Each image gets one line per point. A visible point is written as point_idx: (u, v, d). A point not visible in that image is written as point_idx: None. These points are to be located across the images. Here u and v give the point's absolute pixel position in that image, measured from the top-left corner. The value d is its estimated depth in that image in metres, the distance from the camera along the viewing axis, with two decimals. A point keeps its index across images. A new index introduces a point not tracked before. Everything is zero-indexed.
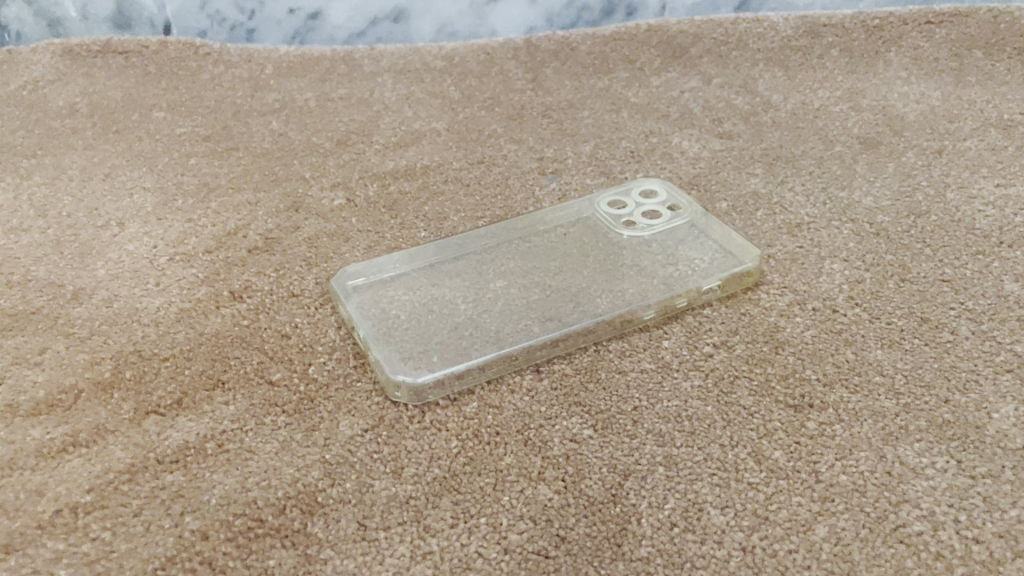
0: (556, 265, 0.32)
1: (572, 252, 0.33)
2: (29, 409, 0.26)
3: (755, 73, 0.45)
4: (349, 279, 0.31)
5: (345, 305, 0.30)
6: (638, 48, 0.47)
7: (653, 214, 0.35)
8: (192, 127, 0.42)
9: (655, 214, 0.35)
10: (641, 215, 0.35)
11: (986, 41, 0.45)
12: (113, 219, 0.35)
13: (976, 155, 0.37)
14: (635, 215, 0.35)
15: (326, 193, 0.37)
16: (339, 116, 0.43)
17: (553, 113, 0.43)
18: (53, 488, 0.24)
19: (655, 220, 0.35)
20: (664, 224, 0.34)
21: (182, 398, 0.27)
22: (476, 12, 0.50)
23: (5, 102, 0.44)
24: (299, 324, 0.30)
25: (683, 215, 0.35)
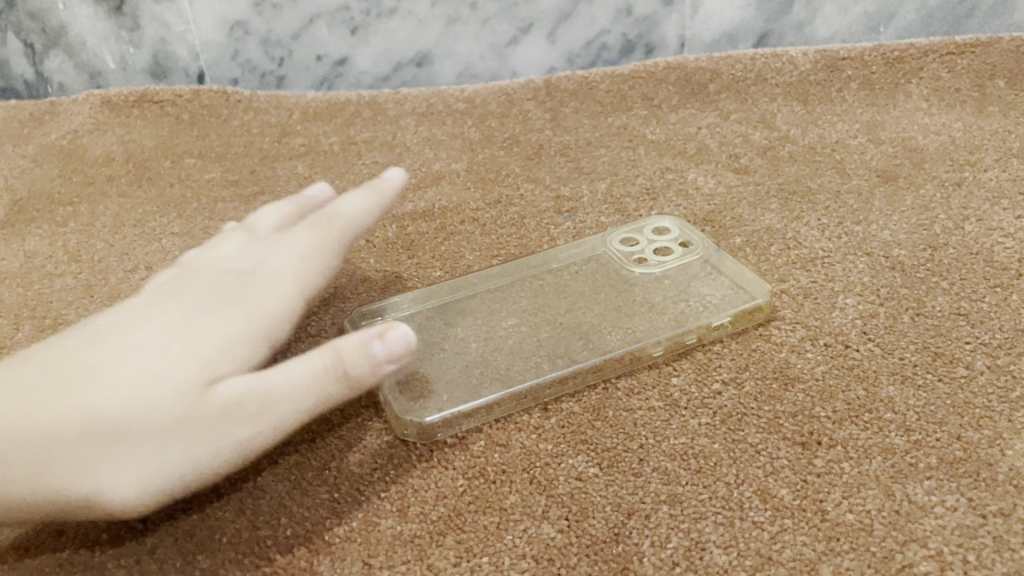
0: (566, 300, 0.33)
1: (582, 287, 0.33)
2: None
3: (773, 107, 0.45)
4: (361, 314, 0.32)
5: None
6: (656, 85, 0.48)
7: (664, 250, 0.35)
8: (221, 173, 0.43)
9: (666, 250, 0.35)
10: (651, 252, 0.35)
11: (1009, 70, 0.44)
12: (142, 263, 0.36)
13: (997, 186, 0.37)
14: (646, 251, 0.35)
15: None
16: (362, 159, 0.44)
17: (571, 152, 0.43)
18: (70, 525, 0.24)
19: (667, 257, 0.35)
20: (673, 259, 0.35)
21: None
22: (497, 54, 0.51)
23: (46, 153, 0.46)
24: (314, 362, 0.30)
25: (693, 251, 0.35)
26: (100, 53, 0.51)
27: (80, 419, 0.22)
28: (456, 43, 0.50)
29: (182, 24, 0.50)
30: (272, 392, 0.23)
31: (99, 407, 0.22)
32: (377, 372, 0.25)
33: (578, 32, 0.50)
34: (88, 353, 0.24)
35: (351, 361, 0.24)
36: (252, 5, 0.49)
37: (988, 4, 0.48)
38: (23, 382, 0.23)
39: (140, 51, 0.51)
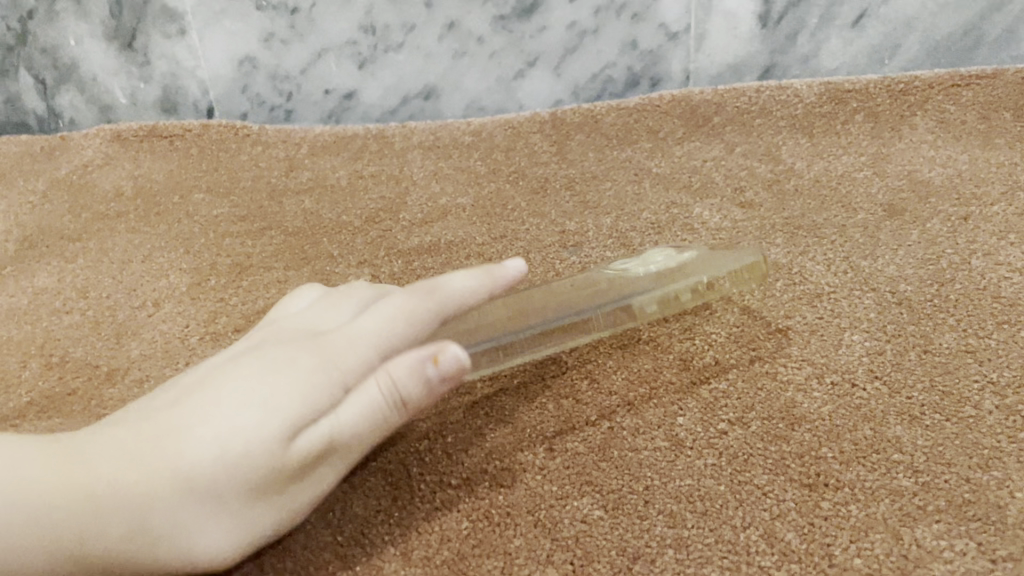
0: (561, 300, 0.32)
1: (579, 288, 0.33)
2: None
3: (779, 140, 0.45)
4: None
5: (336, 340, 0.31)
6: (661, 118, 0.48)
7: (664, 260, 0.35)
8: (229, 208, 0.44)
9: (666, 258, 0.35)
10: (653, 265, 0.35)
11: (1015, 102, 0.44)
12: (149, 299, 0.37)
13: (1004, 220, 0.37)
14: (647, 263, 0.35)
15: (353, 271, 0.38)
16: (368, 194, 0.44)
17: (576, 185, 0.44)
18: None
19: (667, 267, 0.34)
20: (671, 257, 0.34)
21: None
22: (503, 87, 0.51)
23: (56, 189, 0.46)
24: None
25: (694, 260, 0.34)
26: (111, 88, 0.52)
27: (175, 475, 0.22)
28: (463, 77, 0.51)
29: (192, 60, 0.51)
30: (340, 431, 0.24)
31: (178, 469, 0.22)
32: (432, 390, 0.25)
33: (584, 65, 0.50)
34: (180, 411, 0.24)
35: (407, 383, 0.24)
36: (261, 41, 0.50)
37: (994, 33, 0.47)
38: (115, 441, 0.23)
39: (150, 86, 0.52)
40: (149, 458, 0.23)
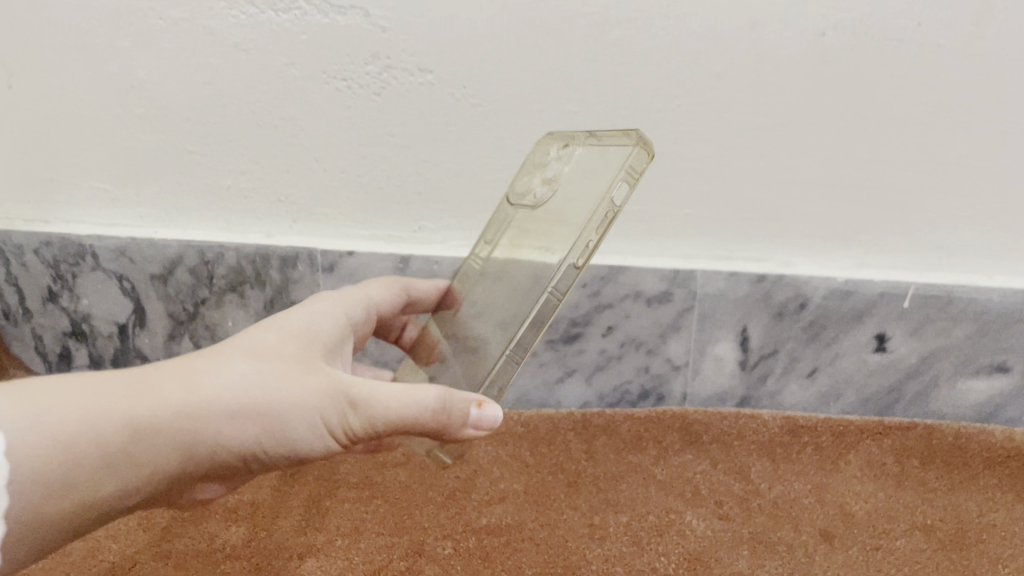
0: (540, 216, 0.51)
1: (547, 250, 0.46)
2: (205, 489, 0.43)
3: (749, 461, 0.62)
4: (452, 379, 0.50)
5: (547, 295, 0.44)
6: (665, 429, 0.65)
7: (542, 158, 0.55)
8: (347, 474, 0.61)
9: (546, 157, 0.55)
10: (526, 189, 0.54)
11: (921, 451, 0.62)
12: (296, 552, 0.53)
13: (904, 555, 0.53)
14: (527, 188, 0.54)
15: (411, 449, 0.61)
16: (449, 473, 0.61)
17: (600, 482, 0.60)
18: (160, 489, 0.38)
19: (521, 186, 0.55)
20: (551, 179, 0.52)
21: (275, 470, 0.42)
22: (548, 386, 0.69)
23: None
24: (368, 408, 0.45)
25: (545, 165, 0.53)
26: None
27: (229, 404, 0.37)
28: (517, 378, 0.68)
29: None
30: (360, 386, 0.40)
31: (228, 403, 0.37)
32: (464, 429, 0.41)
33: (608, 379, 0.68)
34: (229, 374, 0.38)
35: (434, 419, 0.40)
36: None
37: (910, 394, 0.65)
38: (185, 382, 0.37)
39: None
40: (210, 391, 0.37)
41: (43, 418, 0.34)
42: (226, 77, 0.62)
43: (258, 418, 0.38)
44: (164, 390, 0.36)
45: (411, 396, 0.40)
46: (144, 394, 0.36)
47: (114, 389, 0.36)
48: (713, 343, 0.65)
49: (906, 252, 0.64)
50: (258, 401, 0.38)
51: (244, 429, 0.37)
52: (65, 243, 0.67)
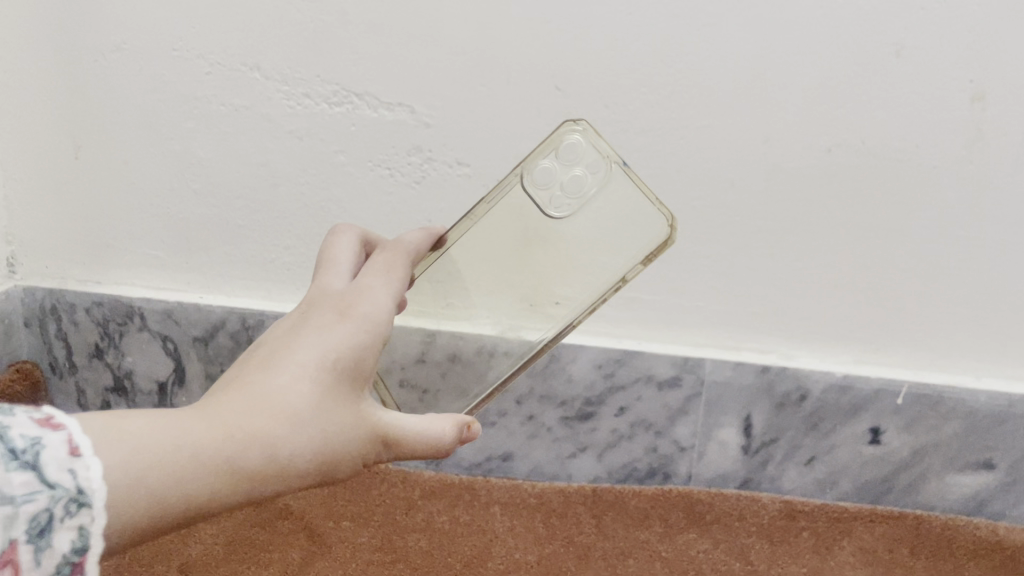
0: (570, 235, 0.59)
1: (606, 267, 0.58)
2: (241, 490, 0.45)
3: (748, 542, 0.67)
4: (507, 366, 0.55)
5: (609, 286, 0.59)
6: (670, 507, 0.70)
7: (568, 150, 0.59)
8: (370, 537, 0.67)
9: (570, 146, 0.59)
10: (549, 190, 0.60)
11: (909, 541, 0.67)
12: None
13: None
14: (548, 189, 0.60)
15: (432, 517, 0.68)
16: (464, 540, 0.67)
17: (610, 558, 0.66)
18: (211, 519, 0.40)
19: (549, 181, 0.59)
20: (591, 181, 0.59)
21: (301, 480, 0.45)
22: (560, 460, 0.73)
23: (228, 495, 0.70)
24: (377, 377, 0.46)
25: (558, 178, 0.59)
26: None
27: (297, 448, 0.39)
28: (532, 451, 0.73)
29: None
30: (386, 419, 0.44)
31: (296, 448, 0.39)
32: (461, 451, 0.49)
33: (619, 456, 0.72)
34: (294, 418, 0.39)
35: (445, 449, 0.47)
36: None
37: (902, 484, 0.69)
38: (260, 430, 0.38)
39: None
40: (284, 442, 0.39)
41: (143, 491, 0.33)
42: (281, 160, 0.69)
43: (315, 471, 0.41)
44: (244, 456, 0.37)
45: (431, 429, 0.46)
46: (229, 449, 0.37)
47: (202, 453, 0.36)
48: (718, 428, 0.70)
49: (904, 352, 0.68)
50: (317, 459, 0.40)
51: (302, 481, 0.40)
52: (115, 306, 0.73)
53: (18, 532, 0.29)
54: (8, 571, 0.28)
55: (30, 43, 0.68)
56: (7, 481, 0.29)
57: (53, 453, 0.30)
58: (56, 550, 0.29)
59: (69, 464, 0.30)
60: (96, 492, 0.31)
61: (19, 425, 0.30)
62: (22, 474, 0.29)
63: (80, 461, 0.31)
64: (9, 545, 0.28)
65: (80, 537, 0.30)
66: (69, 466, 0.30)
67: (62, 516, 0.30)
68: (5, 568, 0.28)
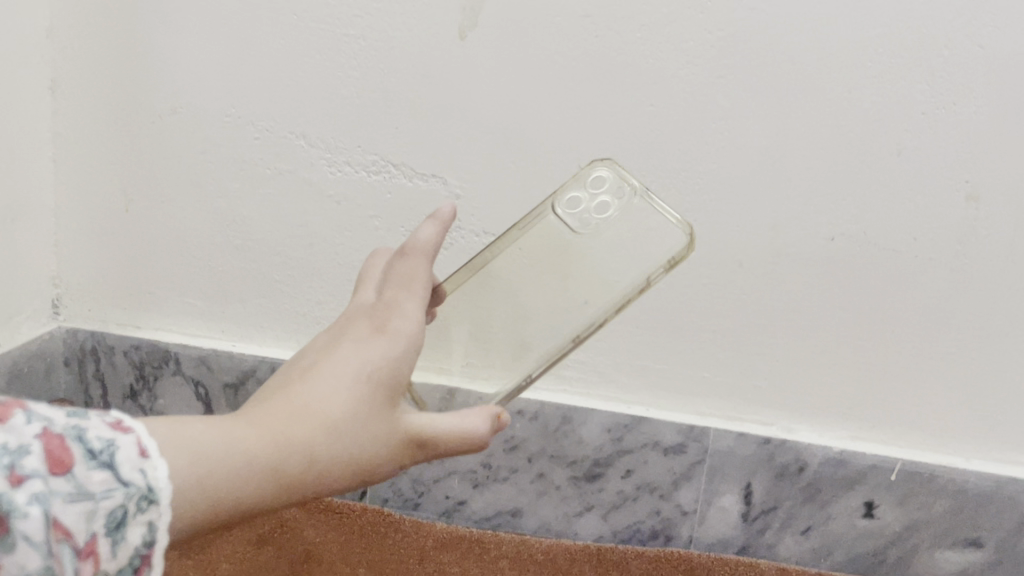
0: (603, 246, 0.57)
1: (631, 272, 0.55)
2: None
3: None
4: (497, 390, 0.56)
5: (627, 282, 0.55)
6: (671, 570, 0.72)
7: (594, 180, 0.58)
8: None
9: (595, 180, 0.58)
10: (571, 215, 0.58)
11: None
12: None
13: None
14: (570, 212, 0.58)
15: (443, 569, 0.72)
16: None
17: None
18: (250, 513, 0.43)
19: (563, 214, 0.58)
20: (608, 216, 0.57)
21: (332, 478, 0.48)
22: (567, 519, 0.77)
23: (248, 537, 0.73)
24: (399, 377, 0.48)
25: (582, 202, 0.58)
26: None
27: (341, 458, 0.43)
28: (541, 508, 0.77)
29: None
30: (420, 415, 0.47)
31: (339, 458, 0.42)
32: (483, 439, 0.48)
33: (623, 517, 0.76)
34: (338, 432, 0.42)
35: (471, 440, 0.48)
36: None
37: (892, 558, 0.73)
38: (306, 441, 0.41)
39: None
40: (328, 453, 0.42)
41: (205, 490, 0.35)
42: (320, 223, 0.74)
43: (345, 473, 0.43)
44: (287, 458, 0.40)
45: (463, 425, 0.47)
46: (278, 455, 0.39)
47: (252, 456, 0.38)
48: (719, 495, 0.74)
49: (900, 433, 0.72)
50: (348, 462, 0.43)
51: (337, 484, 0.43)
52: (152, 350, 0.79)
53: (100, 526, 0.30)
54: (90, 561, 0.30)
55: (95, 101, 0.75)
56: (89, 478, 0.30)
57: (126, 453, 0.32)
58: (130, 544, 0.31)
59: (139, 464, 0.32)
60: (162, 491, 0.33)
61: (93, 426, 0.32)
62: (102, 472, 0.31)
63: (149, 463, 0.33)
64: (92, 538, 0.30)
65: (149, 531, 0.32)
66: (139, 467, 0.32)
67: (135, 512, 0.32)
68: (89, 559, 0.30)
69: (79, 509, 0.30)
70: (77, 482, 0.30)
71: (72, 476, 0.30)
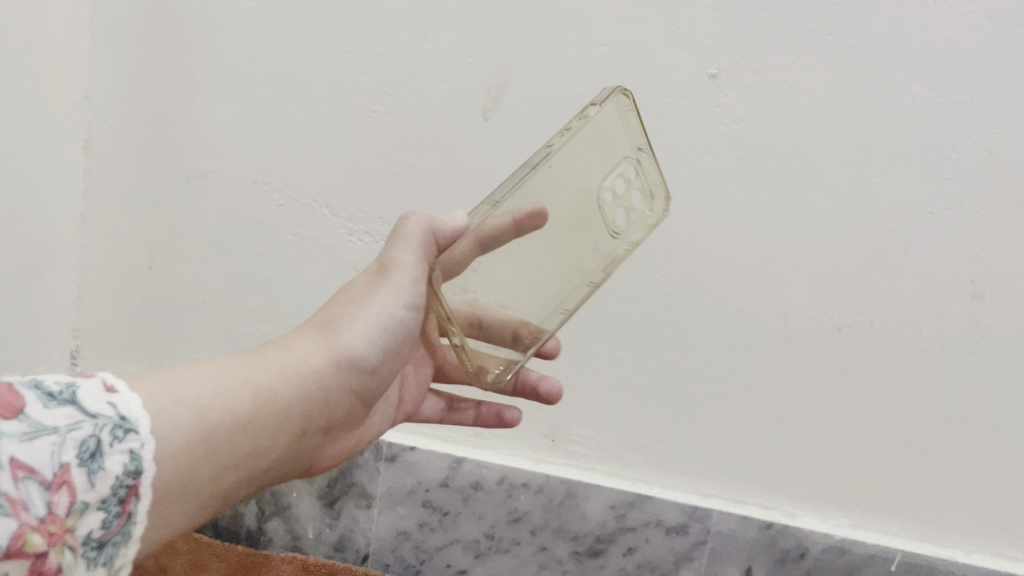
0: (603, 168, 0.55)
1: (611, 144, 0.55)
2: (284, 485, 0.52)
3: None
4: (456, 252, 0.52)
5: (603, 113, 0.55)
6: None
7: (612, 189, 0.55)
8: None
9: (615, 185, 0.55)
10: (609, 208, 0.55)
11: None
12: None
13: None
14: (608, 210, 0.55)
15: None
16: None
17: None
18: (267, 472, 0.48)
19: (647, 227, 0.59)
20: (608, 161, 0.55)
21: (333, 444, 0.53)
22: None
23: None
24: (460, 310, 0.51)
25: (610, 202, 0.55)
26: (307, 525, 0.80)
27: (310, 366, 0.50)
28: None
29: (367, 524, 0.79)
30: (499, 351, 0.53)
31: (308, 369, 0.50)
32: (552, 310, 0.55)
33: None
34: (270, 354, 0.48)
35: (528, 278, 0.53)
36: (417, 525, 0.78)
37: None
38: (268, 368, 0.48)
39: (333, 530, 0.80)
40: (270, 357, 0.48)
41: (192, 400, 0.42)
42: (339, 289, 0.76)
43: (328, 360, 0.50)
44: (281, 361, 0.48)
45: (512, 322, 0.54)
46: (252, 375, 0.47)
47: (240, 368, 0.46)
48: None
49: (902, 524, 0.72)
50: (335, 370, 0.50)
51: (328, 391, 0.50)
52: None
53: (74, 456, 0.34)
54: (66, 490, 0.33)
55: (126, 163, 0.78)
56: (54, 415, 0.34)
57: (89, 392, 0.36)
58: (109, 471, 0.35)
59: (107, 399, 0.37)
60: (137, 421, 0.37)
61: (50, 378, 0.36)
62: (63, 408, 0.35)
63: (117, 397, 0.37)
64: (66, 468, 0.33)
65: (132, 460, 0.36)
66: (108, 400, 0.37)
67: (110, 441, 0.36)
68: (64, 487, 0.33)
69: (45, 442, 0.33)
70: (34, 421, 0.34)
71: (27, 416, 0.33)
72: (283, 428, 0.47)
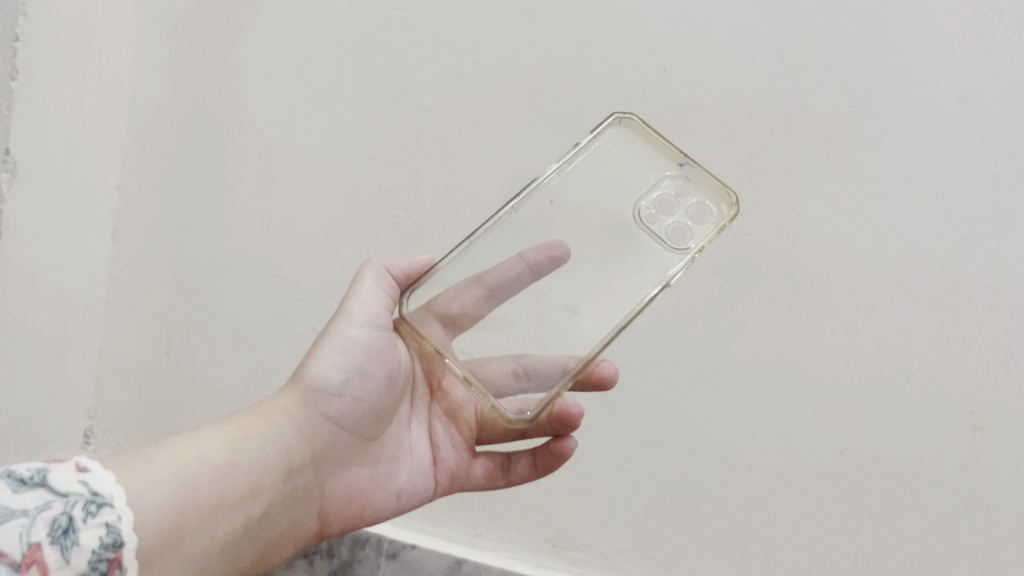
0: (625, 180, 0.59)
1: (635, 164, 0.60)
2: (301, 538, 0.54)
3: None
4: (425, 290, 0.57)
5: (612, 135, 0.61)
6: None
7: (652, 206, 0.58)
8: None
9: (661, 200, 0.58)
10: (659, 224, 0.57)
11: None
12: None
13: None
14: (652, 220, 0.57)
15: None
16: None
17: None
18: (266, 516, 0.51)
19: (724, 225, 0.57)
20: (644, 184, 0.59)
21: (349, 471, 0.56)
22: None
23: None
24: (489, 363, 0.55)
25: (655, 217, 0.57)
26: None
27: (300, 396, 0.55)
28: None
29: None
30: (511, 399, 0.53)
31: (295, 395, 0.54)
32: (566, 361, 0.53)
33: None
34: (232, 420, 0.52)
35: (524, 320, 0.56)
36: None
37: None
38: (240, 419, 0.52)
39: None
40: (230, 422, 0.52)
41: (162, 462, 0.47)
42: None
43: (303, 403, 0.54)
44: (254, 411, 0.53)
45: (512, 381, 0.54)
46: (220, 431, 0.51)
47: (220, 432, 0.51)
48: None
49: None
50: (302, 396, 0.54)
51: (311, 432, 0.54)
52: None
53: (45, 534, 0.40)
54: (38, 566, 0.39)
55: (152, 249, 0.80)
56: (24, 499, 0.40)
57: (60, 477, 0.42)
58: (81, 545, 0.40)
59: (79, 480, 0.43)
60: (110, 495, 0.43)
61: (25, 466, 0.42)
62: (34, 490, 0.41)
63: (89, 476, 0.43)
64: (37, 546, 0.39)
65: (106, 532, 0.42)
66: (80, 480, 0.43)
67: (82, 516, 0.41)
68: (36, 564, 0.39)
69: (15, 523, 0.39)
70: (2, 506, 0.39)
71: None
72: (261, 464, 0.51)
